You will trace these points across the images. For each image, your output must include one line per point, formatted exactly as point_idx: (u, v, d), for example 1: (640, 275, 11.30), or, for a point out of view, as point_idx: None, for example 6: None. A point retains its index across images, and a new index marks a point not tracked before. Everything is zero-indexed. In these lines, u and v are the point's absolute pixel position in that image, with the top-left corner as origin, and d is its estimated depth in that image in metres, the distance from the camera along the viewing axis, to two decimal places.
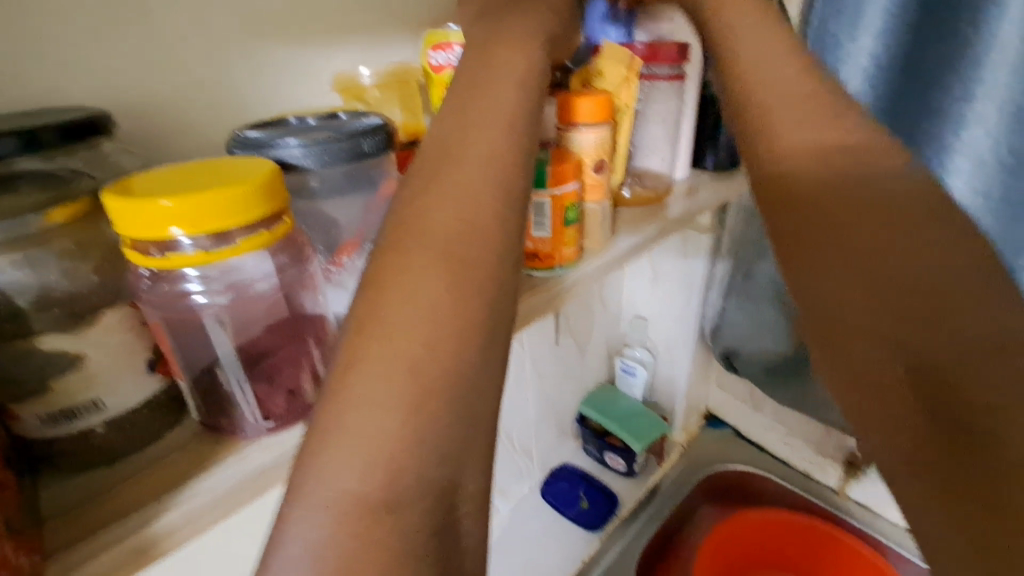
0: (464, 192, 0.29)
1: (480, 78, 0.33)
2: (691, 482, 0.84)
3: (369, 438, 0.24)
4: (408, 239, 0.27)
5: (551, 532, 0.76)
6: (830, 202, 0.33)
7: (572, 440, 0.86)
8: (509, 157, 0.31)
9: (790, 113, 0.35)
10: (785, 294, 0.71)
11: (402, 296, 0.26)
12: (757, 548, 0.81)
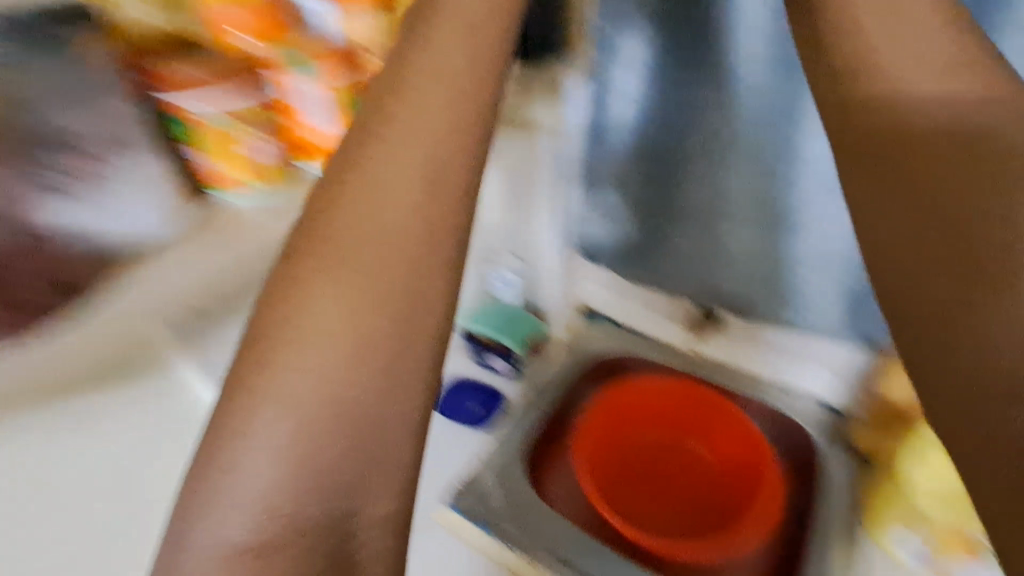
0: (385, 225, 0.42)
1: (371, 128, 0.45)
2: (570, 372, 0.89)
3: (288, 404, 0.37)
4: (312, 274, 0.40)
5: (450, 436, 0.82)
6: (915, 141, 0.45)
7: (457, 355, 0.89)
8: (411, 201, 0.43)
9: (908, 60, 0.47)
10: (637, 195, 0.76)
11: (305, 343, 0.38)
12: (645, 416, 0.85)
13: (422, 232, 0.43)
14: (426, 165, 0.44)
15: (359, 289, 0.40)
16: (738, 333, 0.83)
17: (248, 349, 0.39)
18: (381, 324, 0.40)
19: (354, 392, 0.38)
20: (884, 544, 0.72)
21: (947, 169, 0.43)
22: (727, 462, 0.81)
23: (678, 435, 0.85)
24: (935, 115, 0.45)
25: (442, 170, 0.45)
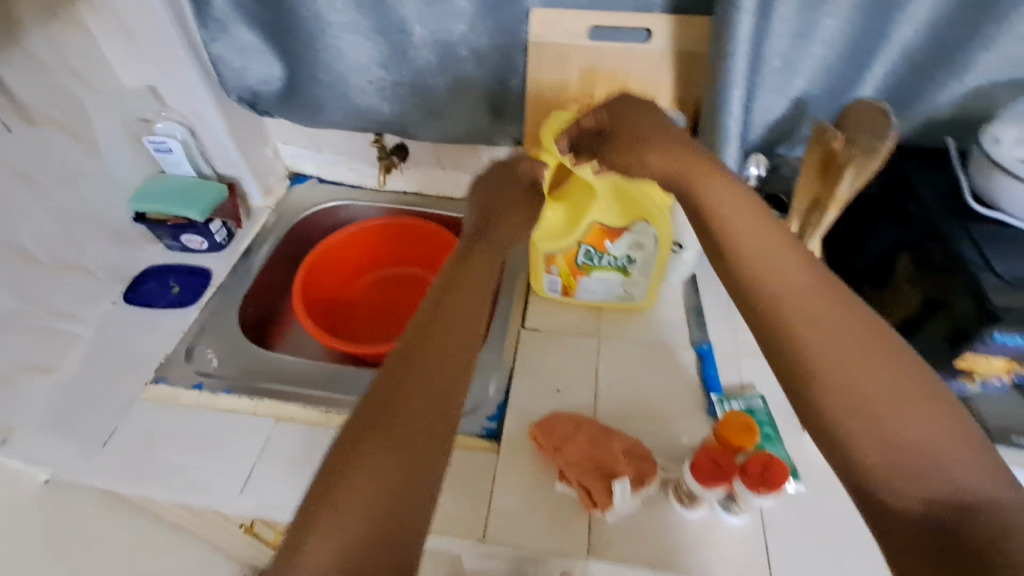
0: (438, 355, 0.45)
1: (434, 311, 0.48)
2: (277, 233, 0.91)
3: (354, 510, 0.37)
4: (396, 384, 0.43)
5: (149, 323, 0.76)
6: (778, 272, 0.44)
7: (149, 244, 0.84)
8: (456, 349, 0.46)
9: (663, 142, 0.54)
10: (263, 26, 0.71)
11: (379, 445, 0.39)
12: (365, 256, 0.95)
13: (462, 372, 0.45)
14: (450, 337, 0.46)
15: (399, 426, 0.41)
16: (419, 163, 0.92)
17: (333, 463, 0.39)
18: (403, 465, 0.39)
19: (386, 510, 0.37)
20: (541, 292, 0.79)
21: (780, 261, 0.44)
22: None
23: (396, 262, 0.97)
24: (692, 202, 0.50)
25: (462, 346, 0.46)
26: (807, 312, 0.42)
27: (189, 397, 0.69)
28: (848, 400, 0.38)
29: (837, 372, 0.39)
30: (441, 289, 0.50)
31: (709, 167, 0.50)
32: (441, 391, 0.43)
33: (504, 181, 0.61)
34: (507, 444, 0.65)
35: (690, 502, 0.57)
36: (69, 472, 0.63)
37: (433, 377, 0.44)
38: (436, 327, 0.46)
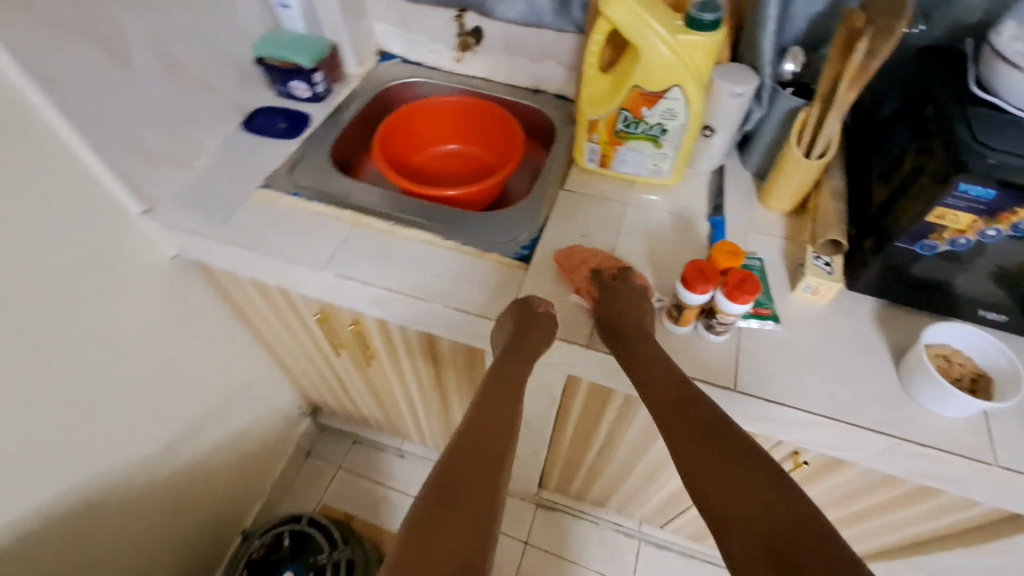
0: (478, 468, 0.51)
1: (473, 430, 0.55)
2: (364, 94, 1.06)
3: None
4: (439, 496, 0.48)
5: (260, 146, 0.95)
6: (699, 433, 0.53)
7: (264, 88, 1.02)
8: (490, 463, 0.52)
9: (636, 345, 0.65)
10: None
11: (428, 542, 0.45)
12: (435, 126, 1.09)
13: (495, 489, 0.50)
14: (487, 453, 0.52)
15: (446, 529, 0.46)
16: (490, 49, 1.05)
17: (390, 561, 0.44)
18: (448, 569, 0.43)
19: None
20: (582, 163, 0.91)
21: (704, 428, 0.53)
22: (501, 152, 1.06)
23: (461, 135, 1.10)
24: (655, 377, 0.60)
25: (498, 463, 0.52)
26: (724, 478, 0.48)
27: (289, 203, 0.87)
28: (728, 499, 0.47)
29: (710, 486, 0.48)
30: (479, 408, 0.58)
31: (671, 375, 0.60)
32: (494, 459, 0.52)
33: (514, 321, 0.69)
34: (535, 267, 0.80)
35: (678, 320, 0.71)
36: (201, 240, 0.83)
37: (490, 458, 0.52)
38: (477, 446, 0.53)
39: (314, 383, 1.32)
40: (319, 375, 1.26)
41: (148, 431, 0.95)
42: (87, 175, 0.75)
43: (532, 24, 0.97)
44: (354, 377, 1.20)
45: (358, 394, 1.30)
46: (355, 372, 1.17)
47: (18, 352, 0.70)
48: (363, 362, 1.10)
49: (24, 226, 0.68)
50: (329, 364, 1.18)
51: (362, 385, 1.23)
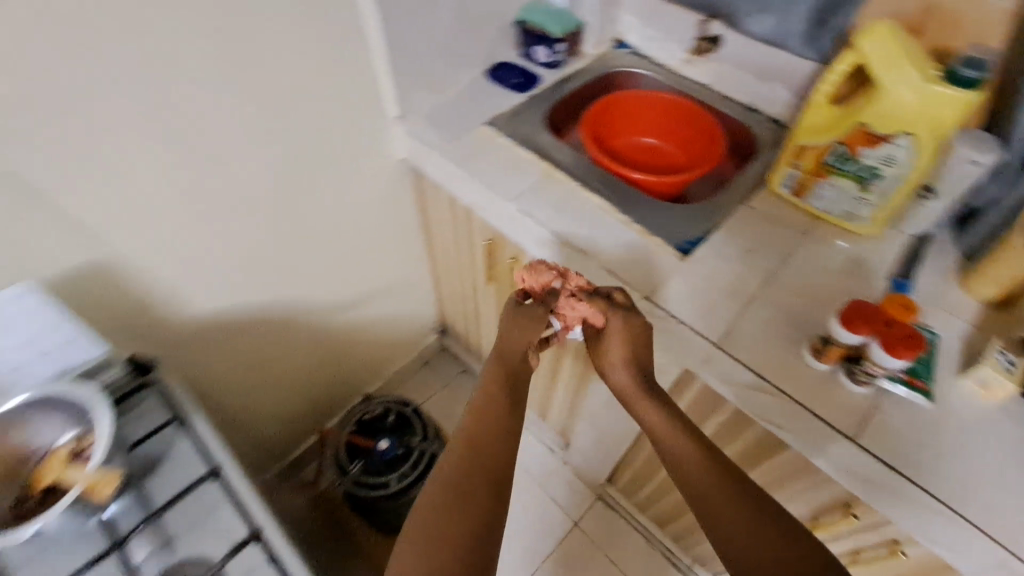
0: (479, 456, 0.66)
1: (464, 430, 0.69)
2: (591, 72, 1.18)
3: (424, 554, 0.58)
4: (443, 479, 0.64)
5: (495, 93, 1.11)
6: (697, 458, 0.64)
7: (512, 49, 1.18)
8: (483, 446, 0.67)
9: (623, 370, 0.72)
10: None
11: (446, 512, 0.61)
12: (641, 118, 1.16)
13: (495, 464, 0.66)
14: (484, 441, 0.67)
15: (463, 508, 0.61)
16: (724, 58, 1.09)
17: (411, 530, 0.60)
18: (469, 534, 0.59)
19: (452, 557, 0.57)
20: (775, 189, 0.92)
21: (697, 450, 0.64)
22: (697, 157, 1.11)
23: (662, 132, 1.17)
24: (643, 403, 0.70)
25: (492, 448, 0.67)
26: (719, 497, 0.61)
27: (503, 142, 1.02)
28: (719, 508, 0.60)
29: (696, 488, 0.62)
30: (471, 412, 0.70)
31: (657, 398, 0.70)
32: (491, 441, 0.68)
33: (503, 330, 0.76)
34: (692, 261, 0.85)
35: (819, 355, 0.71)
36: (430, 152, 1.02)
37: (494, 477, 0.65)
38: (471, 443, 0.67)
39: (453, 307, 1.51)
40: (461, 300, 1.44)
41: (341, 292, 1.18)
42: (374, 76, 0.96)
43: (773, 44, 1.01)
44: (489, 311, 1.36)
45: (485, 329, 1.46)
46: (492, 307, 1.32)
47: (292, 189, 0.95)
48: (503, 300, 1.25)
49: (326, 99, 0.91)
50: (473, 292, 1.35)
51: (493, 321, 1.38)
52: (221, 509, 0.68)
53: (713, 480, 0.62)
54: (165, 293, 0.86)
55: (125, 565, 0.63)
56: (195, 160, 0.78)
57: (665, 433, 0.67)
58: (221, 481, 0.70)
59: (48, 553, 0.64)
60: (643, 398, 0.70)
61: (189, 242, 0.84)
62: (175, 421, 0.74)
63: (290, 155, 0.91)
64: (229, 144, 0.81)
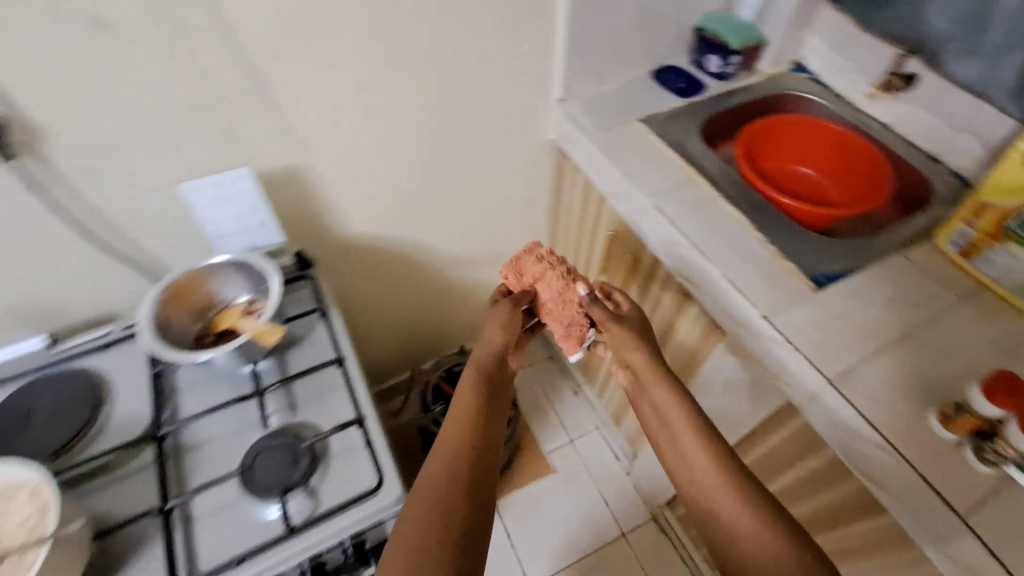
0: (476, 428, 0.69)
1: (464, 396, 0.73)
2: (761, 90, 1.15)
3: (421, 504, 0.60)
4: (448, 435, 0.68)
5: (657, 92, 1.14)
6: (695, 454, 0.67)
7: (685, 54, 1.19)
8: (477, 414, 0.71)
9: (638, 359, 0.77)
10: None
11: (446, 469, 0.64)
12: (802, 146, 1.12)
13: (489, 432, 0.70)
14: (486, 412, 0.71)
15: (461, 463, 0.65)
16: (914, 99, 1.02)
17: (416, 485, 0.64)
18: (463, 497, 0.62)
19: (449, 512, 0.59)
20: (942, 245, 0.85)
21: (690, 441, 0.68)
22: (855, 197, 1.05)
23: (821, 164, 1.12)
24: (652, 385, 0.75)
25: (487, 421, 0.71)
26: (718, 492, 0.63)
27: (653, 141, 1.04)
28: (713, 497, 0.63)
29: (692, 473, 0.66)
30: (468, 390, 0.73)
31: (663, 381, 0.74)
32: (496, 403, 0.75)
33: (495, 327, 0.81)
34: (825, 294, 0.81)
35: (946, 423, 0.66)
36: (580, 136, 1.06)
37: (483, 460, 0.67)
38: (472, 412, 0.71)
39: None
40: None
41: (466, 249, 1.28)
42: (550, 57, 1.03)
43: (976, 92, 0.92)
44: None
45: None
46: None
47: (452, 143, 1.05)
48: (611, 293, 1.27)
49: (503, 70, 0.99)
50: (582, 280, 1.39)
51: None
52: (336, 393, 0.80)
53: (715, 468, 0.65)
54: (332, 210, 1.00)
55: (259, 413, 0.77)
56: (386, 100, 0.91)
57: (674, 416, 0.71)
58: (340, 370, 0.82)
59: (207, 386, 0.79)
60: (655, 380, 0.75)
61: (362, 172, 0.97)
62: (317, 312, 0.87)
63: (459, 112, 1.01)
64: (415, 94, 0.93)
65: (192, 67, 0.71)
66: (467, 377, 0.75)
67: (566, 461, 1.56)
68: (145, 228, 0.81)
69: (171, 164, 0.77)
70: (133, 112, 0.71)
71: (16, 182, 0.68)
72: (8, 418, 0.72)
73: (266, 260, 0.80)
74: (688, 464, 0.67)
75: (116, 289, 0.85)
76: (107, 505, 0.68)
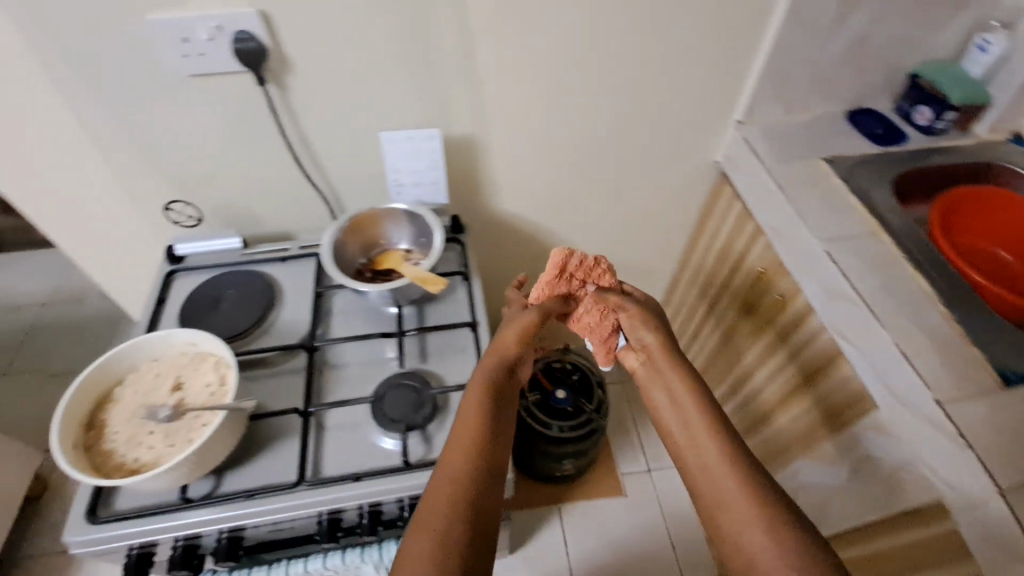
0: (487, 413, 0.66)
1: (479, 379, 0.70)
2: (972, 153, 1.02)
3: (439, 485, 0.60)
4: (464, 417, 0.66)
5: (846, 134, 1.05)
6: (725, 490, 0.60)
7: (889, 99, 1.08)
8: (491, 399, 0.68)
9: (668, 375, 0.72)
10: None
11: (460, 452, 0.62)
12: (1006, 226, 1.00)
13: (503, 419, 0.67)
14: (499, 399, 0.68)
15: (472, 451, 0.62)
16: None
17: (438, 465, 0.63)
18: (476, 487, 0.60)
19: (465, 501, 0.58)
20: None
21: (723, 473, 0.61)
22: None
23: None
24: (679, 400, 0.69)
25: (499, 412, 0.67)
26: (756, 543, 0.56)
27: (836, 184, 0.96)
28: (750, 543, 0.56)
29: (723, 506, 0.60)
30: (481, 379, 0.70)
31: (694, 396, 0.68)
32: (504, 392, 0.70)
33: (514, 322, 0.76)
34: (1015, 394, 0.72)
35: None
36: (753, 163, 1.01)
37: (494, 452, 0.64)
38: (481, 398, 0.68)
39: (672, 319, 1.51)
40: (685, 314, 1.43)
41: (598, 253, 1.27)
42: (743, 78, 0.99)
43: None
44: (710, 337, 1.32)
45: (695, 353, 1.42)
46: (716, 335, 1.28)
47: (619, 145, 1.05)
48: (736, 333, 1.20)
49: (690, 81, 0.97)
50: (705, 312, 1.32)
51: (707, 349, 1.34)
52: (465, 353, 0.83)
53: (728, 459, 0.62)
54: (490, 186, 1.04)
55: (397, 353, 0.83)
56: (573, 91, 0.93)
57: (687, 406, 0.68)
58: (472, 332, 0.85)
59: (358, 318, 0.87)
60: (667, 363, 0.73)
61: (528, 155, 1.01)
62: (462, 274, 0.92)
63: (637, 116, 1.01)
64: (600, 88, 0.94)
65: (420, 29, 0.77)
66: (483, 362, 0.72)
67: (637, 488, 1.48)
68: (337, 165, 0.90)
69: (375, 113, 0.85)
70: (360, 60, 0.78)
71: (256, 101, 0.79)
72: (202, 300, 0.85)
73: (435, 217, 0.86)
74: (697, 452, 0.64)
75: (298, 212, 0.96)
76: (264, 394, 0.77)
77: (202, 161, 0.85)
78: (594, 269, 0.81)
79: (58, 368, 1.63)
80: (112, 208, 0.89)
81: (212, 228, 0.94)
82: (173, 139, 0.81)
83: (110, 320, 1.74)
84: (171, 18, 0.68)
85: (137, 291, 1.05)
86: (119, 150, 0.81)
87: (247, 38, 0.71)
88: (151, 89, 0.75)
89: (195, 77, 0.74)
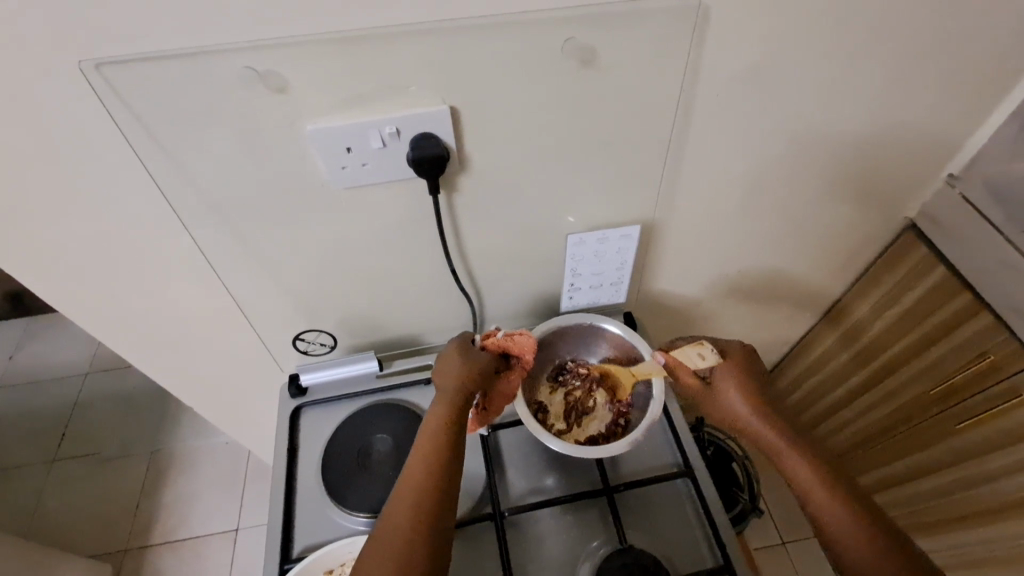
0: (426, 456, 0.54)
1: (430, 422, 0.57)
2: None
3: (377, 545, 0.49)
4: (414, 461, 0.54)
5: None
6: (814, 487, 0.53)
7: None
8: (433, 438, 0.55)
9: (727, 375, 0.60)
10: None
11: (399, 506, 0.51)
12: None
13: (449, 455, 0.54)
14: (435, 433, 0.56)
15: (413, 503, 0.51)
16: None
17: (379, 519, 0.51)
18: (408, 547, 0.48)
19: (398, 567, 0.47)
20: None
21: (809, 468, 0.53)
22: None
23: None
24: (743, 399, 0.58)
25: (442, 447, 0.55)
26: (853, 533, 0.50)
27: None
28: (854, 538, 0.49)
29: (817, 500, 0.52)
30: (433, 418, 0.58)
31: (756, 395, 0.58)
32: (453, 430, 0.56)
33: (462, 368, 0.62)
34: None
35: None
36: (972, 231, 0.82)
37: (441, 496, 0.52)
38: (430, 440, 0.55)
39: (798, 384, 1.29)
40: (822, 382, 1.22)
41: (749, 323, 1.09)
42: (975, 132, 0.79)
43: None
44: (868, 413, 1.12)
45: (835, 427, 1.23)
46: (877, 415, 1.10)
47: (812, 215, 0.84)
48: (904, 424, 1.04)
49: (913, 139, 0.77)
50: (860, 385, 1.11)
51: (865, 423, 1.14)
52: (689, 508, 0.66)
53: (843, 506, 0.51)
54: (652, 270, 0.85)
55: (606, 517, 0.66)
56: (779, 164, 0.74)
57: (825, 505, 0.51)
58: (689, 482, 0.68)
59: (535, 462, 0.70)
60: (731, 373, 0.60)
61: (704, 237, 0.81)
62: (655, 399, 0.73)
63: (841, 182, 0.80)
64: (811, 156, 0.74)
65: (633, 110, 0.58)
66: (430, 420, 0.58)
67: (773, 566, 1.25)
68: (495, 270, 0.72)
69: (553, 209, 0.66)
70: (547, 155, 0.60)
71: (417, 209, 0.61)
72: (351, 452, 0.69)
73: (649, 348, 0.70)
74: (841, 539, 0.50)
75: (438, 322, 0.77)
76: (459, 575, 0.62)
77: (336, 277, 0.67)
78: (519, 358, 0.66)
79: (114, 454, 1.46)
80: (220, 335, 0.72)
81: (337, 346, 0.76)
82: (306, 258, 0.64)
83: (163, 392, 1.56)
84: (337, 125, 0.51)
85: (235, 413, 0.87)
86: (240, 273, 0.63)
87: (432, 141, 0.53)
88: (291, 206, 0.58)
89: (350, 190, 0.57)
